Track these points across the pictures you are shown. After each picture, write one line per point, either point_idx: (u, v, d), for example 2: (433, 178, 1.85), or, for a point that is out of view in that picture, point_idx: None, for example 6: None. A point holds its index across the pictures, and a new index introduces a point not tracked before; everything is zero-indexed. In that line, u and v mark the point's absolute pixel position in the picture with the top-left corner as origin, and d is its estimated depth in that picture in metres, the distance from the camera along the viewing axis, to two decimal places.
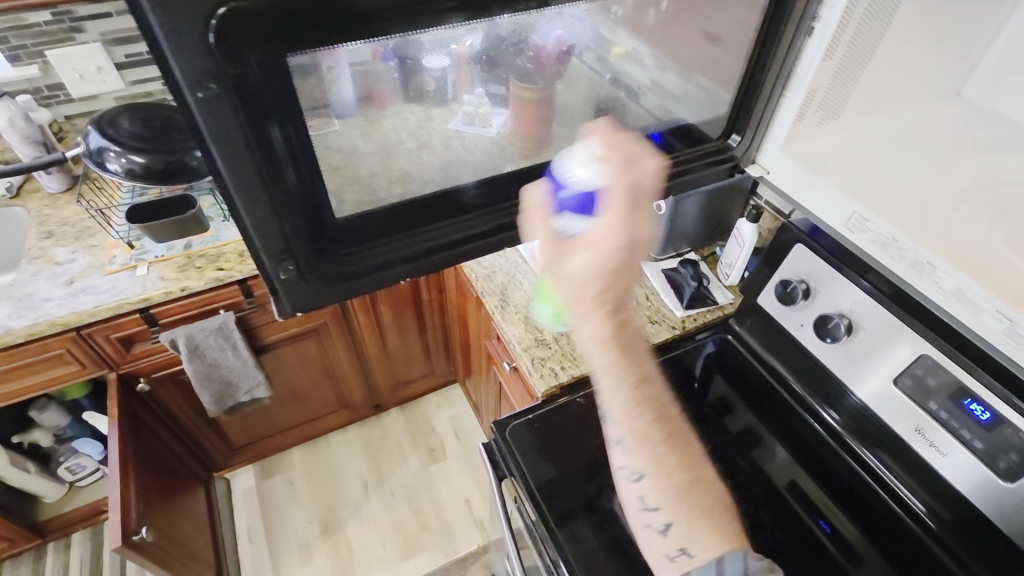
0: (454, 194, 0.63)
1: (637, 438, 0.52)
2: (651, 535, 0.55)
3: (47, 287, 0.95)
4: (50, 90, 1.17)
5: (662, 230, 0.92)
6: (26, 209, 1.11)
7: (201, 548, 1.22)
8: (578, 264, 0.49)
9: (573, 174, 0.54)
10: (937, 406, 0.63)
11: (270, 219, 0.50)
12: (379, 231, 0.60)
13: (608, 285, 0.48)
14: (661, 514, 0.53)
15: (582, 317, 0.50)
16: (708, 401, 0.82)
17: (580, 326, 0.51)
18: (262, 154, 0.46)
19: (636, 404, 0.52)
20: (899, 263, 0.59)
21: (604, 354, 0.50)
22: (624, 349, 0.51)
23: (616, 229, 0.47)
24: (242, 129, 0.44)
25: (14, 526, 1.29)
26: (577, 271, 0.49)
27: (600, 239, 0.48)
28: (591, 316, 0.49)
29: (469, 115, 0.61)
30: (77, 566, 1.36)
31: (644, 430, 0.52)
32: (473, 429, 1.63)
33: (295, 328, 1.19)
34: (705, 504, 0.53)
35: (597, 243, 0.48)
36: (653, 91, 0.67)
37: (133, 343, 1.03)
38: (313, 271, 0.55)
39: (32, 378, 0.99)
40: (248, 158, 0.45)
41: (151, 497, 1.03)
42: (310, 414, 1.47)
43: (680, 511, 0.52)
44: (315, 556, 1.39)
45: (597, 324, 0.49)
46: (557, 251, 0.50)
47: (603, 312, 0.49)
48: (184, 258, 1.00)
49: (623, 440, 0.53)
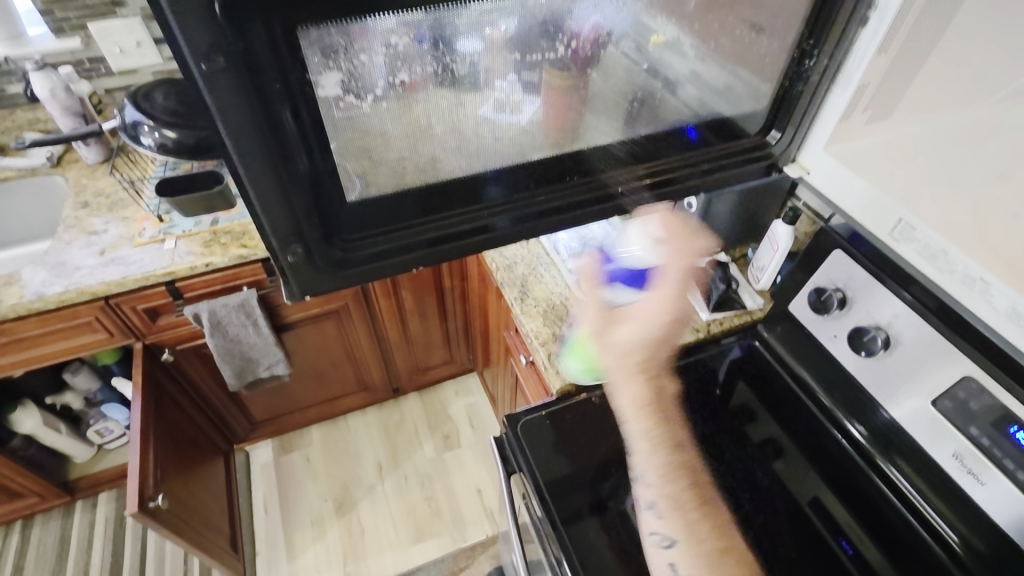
0: (476, 180, 0.61)
1: (668, 505, 0.60)
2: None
3: (80, 256, 0.98)
4: (92, 63, 1.20)
5: None
6: (65, 178, 1.14)
7: (218, 517, 1.25)
8: (625, 332, 0.64)
9: (628, 251, 0.72)
10: (978, 432, 0.58)
11: (278, 201, 0.50)
12: (394, 216, 0.58)
13: (649, 353, 0.63)
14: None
15: (623, 384, 0.62)
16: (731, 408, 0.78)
17: (619, 392, 0.63)
18: (271, 131, 0.46)
19: (668, 471, 0.61)
20: (949, 278, 0.56)
21: (641, 418, 0.62)
22: (657, 416, 0.63)
23: (667, 303, 0.63)
24: (251, 104, 0.43)
25: (46, 482, 1.35)
26: (623, 339, 0.64)
27: (648, 315, 0.63)
28: (630, 378, 0.62)
29: (500, 102, 0.58)
30: (102, 524, 1.42)
31: (676, 497, 0.60)
32: (489, 419, 1.62)
33: (316, 308, 1.19)
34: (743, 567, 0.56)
35: (650, 323, 0.63)
36: (689, 82, 0.64)
37: (159, 314, 1.06)
38: (320, 255, 0.55)
39: (62, 343, 1.02)
40: (257, 134, 0.45)
41: (169, 466, 1.06)
42: (329, 394, 1.49)
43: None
44: (328, 533, 1.41)
45: (635, 389, 0.62)
46: (606, 322, 0.65)
47: (641, 369, 0.63)
48: (210, 234, 1.01)
49: (655, 504, 0.60)
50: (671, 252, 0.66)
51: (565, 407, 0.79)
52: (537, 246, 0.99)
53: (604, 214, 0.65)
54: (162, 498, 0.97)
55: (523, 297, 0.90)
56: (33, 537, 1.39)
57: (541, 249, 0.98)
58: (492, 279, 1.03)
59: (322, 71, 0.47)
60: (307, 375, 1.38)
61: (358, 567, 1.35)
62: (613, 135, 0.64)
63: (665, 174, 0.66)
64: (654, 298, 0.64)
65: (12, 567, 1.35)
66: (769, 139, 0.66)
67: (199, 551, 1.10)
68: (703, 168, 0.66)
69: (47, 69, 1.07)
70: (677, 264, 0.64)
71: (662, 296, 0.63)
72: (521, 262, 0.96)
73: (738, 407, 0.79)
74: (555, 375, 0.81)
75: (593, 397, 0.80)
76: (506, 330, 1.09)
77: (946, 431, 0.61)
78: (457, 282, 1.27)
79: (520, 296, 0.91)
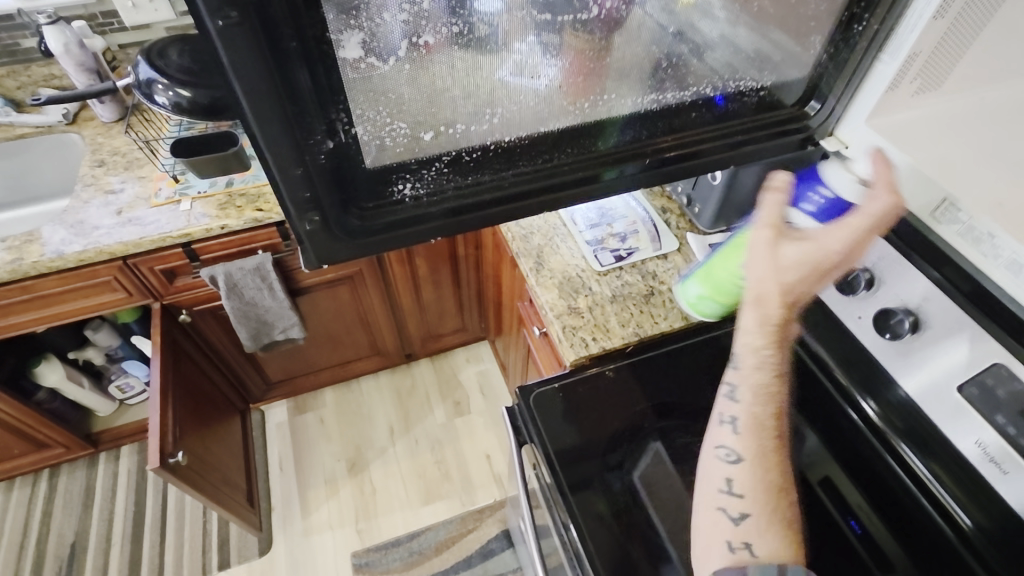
0: (496, 147, 0.59)
1: (751, 390, 0.53)
2: (714, 519, 0.52)
3: (98, 215, 0.98)
4: (105, 17, 1.18)
5: (714, 201, 0.87)
6: (81, 135, 1.14)
7: (234, 473, 1.29)
8: (791, 250, 0.51)
9: (833, 186, 0.53)
10: (1004, 421, 0.57)
11: (293, 165, 0.48)
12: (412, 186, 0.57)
13: (806, 281, 0.51)
14: (745, 502, 0.51)
15: (758, 297, 0.51)
16: None
17: (750, 304, 0.52)
18: (286, 94, 0.44)
19: (765, 391, 0.52)
20: (993, 262, 0.55)
21: (762, 337, 0.52)
22: (781, 339, 0.52)
23: (847, 244, 0.50)
24: (264, 62, 0.42)
25: (71, 434, 1.40)
26: (789, 257, 0.51)
27: (830, 245, 0.50)
28: (771, 298, 0.51)
29: (519, 65, 0.55)
30: (125, 475, 1.47)
31: (761, 419, 0.53)
32: (499, 387, 1.63)
33: (330, 274, 1.20)
34: (783, 518, 0.51)
35: (826, 246, 0.50)
36: (720, 47, 0.60)
37: (176, 275, 1.07)
38: (339, 223, 0.54)
39: (83, 301, 1.04)
40: (269, 96, 0.43)
41: (187, 423, 1.08)
42: (342, 358, 1.50)
43: (762, 509, 0.51)
44: (341, 491, 1.45)
45: (766, 311, 0.51)
46: (778, 234, 0.51)
47: (785, 298, 0.51)
48: (225, 195, 1.01)
49: (737, 419, 0.53)
50: (882, 195, 0.51)
51: (578, 379, 0.79)
52: (554, 216, 0.97)
53: (625, 186, 0.64)
54: (183, 455, 1.01)
55: (538, 268, 0.89)
56: (61, 485, 1.45)
57: (558, 220, 0.96)
58: (507, 249, 1.02)
59: (344, 29, 0.45)
60: (321, 339, 1.39)
61: (370, 524, 1.40)
62: (645, 104, 0.62)
63: (693, 147, 0.63)
64: (838, 230, 0.51)
65: (41, 512, 1.41)
66: (807, 110, 0.63)
67: (217, 505, 1.14)
68: (732, 141, 0.64)
69: (60, 23, 1.05)
70: (879, 202, 0.50)
71: (856, 228, 0.50)
72: (537, 232, 0.95)
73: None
74: (569, 348, 0.80)
75: (606, 371, 0.79)
76: (520, 301, 1.08)
77: (969, 416, 0.60)
78: (472, 250, 1.26)
79: (535, 267, 0.90)
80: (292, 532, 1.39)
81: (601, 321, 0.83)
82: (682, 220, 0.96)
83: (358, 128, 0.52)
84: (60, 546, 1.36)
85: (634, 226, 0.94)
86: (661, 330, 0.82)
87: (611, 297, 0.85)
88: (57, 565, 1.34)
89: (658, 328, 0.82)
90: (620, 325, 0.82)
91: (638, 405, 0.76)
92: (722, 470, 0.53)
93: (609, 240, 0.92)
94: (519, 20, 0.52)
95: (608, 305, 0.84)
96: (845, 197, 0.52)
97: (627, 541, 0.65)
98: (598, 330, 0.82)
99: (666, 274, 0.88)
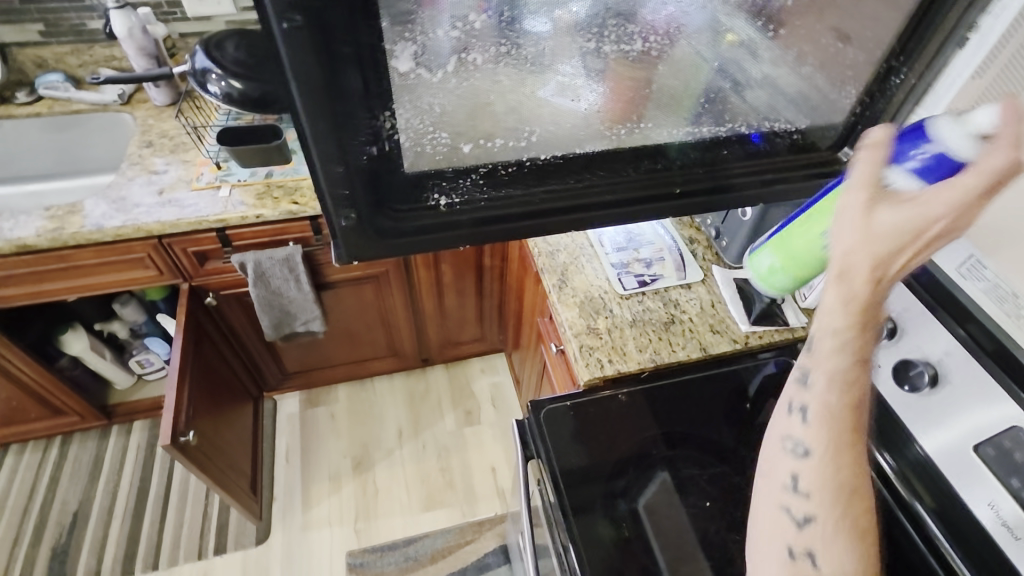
0: (534, 160, 0.60)
1: (828, 376, 0.48)
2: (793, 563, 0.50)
3: (140, 194, 1.02)
4: (169, 6, 1.22)
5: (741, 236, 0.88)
6: (134, 116, 1.18)
7: (241, 458, 1.30)
8: (891, 212, 0.42)
9: (943, 136, 0.45)
10: (1020, 484, 0.55)
11: (336, 163, 0.50)
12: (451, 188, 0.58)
13: (901, 253, 0.43)
14: (811, 502, 0.49)
15: (840, 278, 0.45)
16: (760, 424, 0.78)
17: (829, 288, 0.46)
18: (335, 96, 0.46)
19: (845, 380, 0.48)
20: (1013, 321, 0.54)
21: (843, 320, 0.46)
22: (866, 325, 0.46)
23: (957, 205, 0.41)
24: (318, 62, 0.44)
25: (88, 403, 1.43)
26: (882, 227, 0.42)
27: (932, 207, 0.41)
28: (858, 270, 0.44)
29: (562, 86, 0.57)
30: (134, 450, 1.50)
31: (835, 411, 0.48)
32: (510, 401, 1.64)
33: (357, 272, 1.22)
34: (858, 524, 0.49)
35: (930, 210, 0.41)
36: (762, 86, 0.61)
37: (207, 259, 1.09)
38: (371, 222, 0.56)
39: (115, 276, 1.07)
40: (320, 94, 0.45)
41: (202, 404, 1.10)
42: (358, 356, 1.52)
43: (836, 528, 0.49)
44: (343, 487, 1.46)
45: (857, 289, 0.45)
46: (871, 200, 0.43)
47: (874, 277, 0.44)
48: (263, 185, 1.04)
49: (809, 408, 0.50)
50: (999, 147, 0.40)
51: (591, 400, 0.79)
52: (582, 236, 0.98)
53: (650, 214, 0.65)
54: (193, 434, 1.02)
55: (562, 285, 0.90)
56: (71, 453, 1.48)
57: (585, 240, 0.97)
58: (533, 264, 1.04)
59: (399, 41, 0.47)
60: (339, 335, 1.41)
61: (367, 524, 1.40)
62: (679, 136, 0.62)
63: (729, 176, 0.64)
64: (943, 190, 0.41)
65: (50, 477, 1.44)
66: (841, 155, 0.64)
67: (220, 489, 1.15)
68: (763, 178, 0.64)
69: (127, 8, 1.10)
70: (1004, 158, 0.40)
71: (967, 190, 0.41)
72: (561, 251, 0.96)
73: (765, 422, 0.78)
74: (584, 367, 0.80)
75: (620, 394, 0.79)
76: (540, 316, 1.09)
77: (984, 479, 0.58)
78: (498, 262, 1.28)
79: (559, 284, 0.90)
80: (292, 524, 1.39)
81: (619, 344, 0.83)
82: (708, 251, 0.96)
83: (402, 134, 0.53)
84: (64, 512, 1.39)
85: (660, 253, 0.94)
86: (677, 358, 0.81)
87: (630, 321, 0.85)
88: (60, 531, 1.36)
89: (676, 357, 0.81)
90: (638, 349, 0.82)
91: (648, 432, 0.76)
92: (790, 464, 0.51)
93: (634, 264, 0.93)
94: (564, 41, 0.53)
95: (628, 330, 0.84)
96: (963, 149, 0.44)
97: (628, 568, 0.65)
98: (614, 353, 0.81)
99: (688, 304, 0.88)
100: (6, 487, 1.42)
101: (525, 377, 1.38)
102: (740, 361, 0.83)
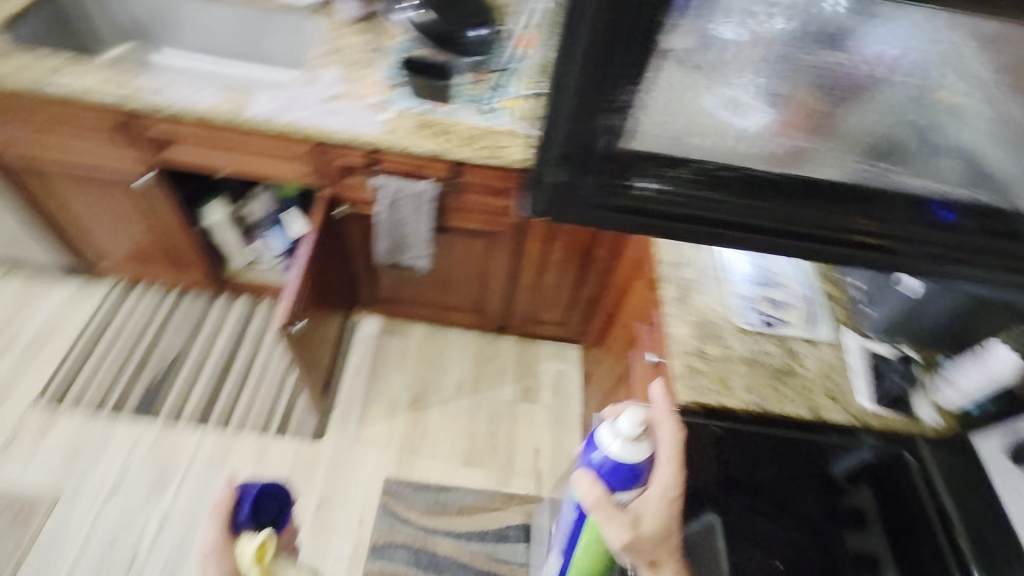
0: (749, 174, 0.59)
1: None
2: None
3: (314, 96, 1.09)
4: None
5: (890, 309, 0.83)
6: (324, 23, 1.26)
7: (323, 361, 1.39)
8: (652, 522, 0.65)
9: (607, 444, 0.67)
10: None
11: (574, 119, 0.53)
12: (655, 176, 0.58)
13: (669, 521, 0.65)
14: None
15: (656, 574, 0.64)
16: (843, 508, 0.76)
17: None
18: (606, 53, 0.49)
19: None
20: None
21: None
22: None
23: (672, 478, 0.66)
24: (605, 16, 0.46)
25: (207, 268, 1.57)
26: (648, 524, 0.65)
27: (662, 485, 0.65)
28: (661, 556, 0.64)
29: (731, 102, 0.66)
30: (230, 322, 1.63)
31: None
32: (572, 392, 1.63)
33: (477, 225, 1.23)
34: None
35: (665, 488, 0.65)
36: (951, 156, 0.67)
37: (350, 173, 1.15)
38: (575, 185, 0.58)
39: (270, 164, 1.16)
40: (596, 46, 0.48)
41: (312, 302, 1.18)
42: (446, 302, 1.56)
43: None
44: (397, 417, 1.53)
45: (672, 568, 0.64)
46: (630, 524, 0.63)
47: (669, 544, 0.64)
48: (421, 119, 1.08)
49: None
50: (667, 421, 0.68)
51: (679, 421, 0.77)
52: (710, 257, 0.94)
53: (837, 259, 0.62)
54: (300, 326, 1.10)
55: (682, 301, 0.87)
56: (180, 307, 1.64)
57: (711, 263, 0.93)
58: (649, 269, 1.01)
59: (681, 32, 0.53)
60: (438, 278, 1.45)
61: (409, 458, 1.46)
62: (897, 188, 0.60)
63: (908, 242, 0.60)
64: (652, 483, 0.66)
65: (160, 322, 1.61)
66: None
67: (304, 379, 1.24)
68: (948, 253, 0.60)
69: None
70: (675, 433, 0.67)
71: (670, 466, 0.66)
72: (687, 265, 0.93)
73: (846, 504, 0.77)
74: (684, 388, 0.78)
75: (712, 425, 0.77)
76: (639, 321, 1.07)
77: None
78: (610, 255, 1.26)
79: (679, 299, 0.88)
80: (344, 434, 1.48)
81: (725, 376, 0.80)
82: (842, 310, 0.89)
83: (639, 112, 0.55)
84: (163, 356, 1.55)
85: (790, 298, 0.89)
86: (784, 411, 0.77)
87: (743, 357, 0.82)
88: (157, 370, 1.52)
89: (782, 411, 0.77)
90: (745, 390, 0.78)
91: None
92: None
93: (762, 302, 0.89)
94: (747, 59, 0.66)
95: (740, 366, 0.81)
96: (636, 455, 0.66)
97: None
98: (721, 384, 0.79)
99: (807, 359, 0.83)
100: (123, 318, 1.60)
101: (599, 375, 1.37)
102: (854, 432, 0.77)
